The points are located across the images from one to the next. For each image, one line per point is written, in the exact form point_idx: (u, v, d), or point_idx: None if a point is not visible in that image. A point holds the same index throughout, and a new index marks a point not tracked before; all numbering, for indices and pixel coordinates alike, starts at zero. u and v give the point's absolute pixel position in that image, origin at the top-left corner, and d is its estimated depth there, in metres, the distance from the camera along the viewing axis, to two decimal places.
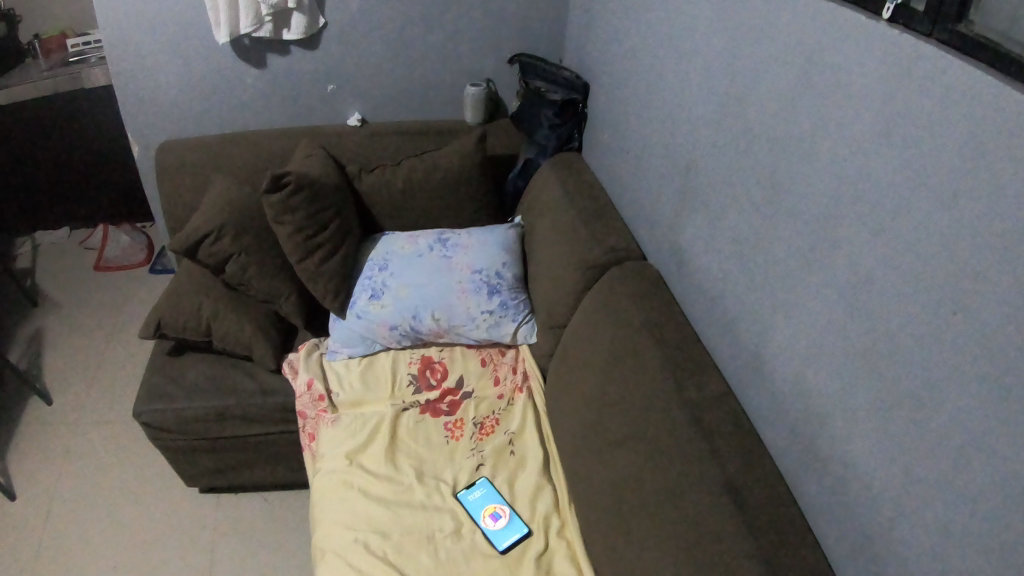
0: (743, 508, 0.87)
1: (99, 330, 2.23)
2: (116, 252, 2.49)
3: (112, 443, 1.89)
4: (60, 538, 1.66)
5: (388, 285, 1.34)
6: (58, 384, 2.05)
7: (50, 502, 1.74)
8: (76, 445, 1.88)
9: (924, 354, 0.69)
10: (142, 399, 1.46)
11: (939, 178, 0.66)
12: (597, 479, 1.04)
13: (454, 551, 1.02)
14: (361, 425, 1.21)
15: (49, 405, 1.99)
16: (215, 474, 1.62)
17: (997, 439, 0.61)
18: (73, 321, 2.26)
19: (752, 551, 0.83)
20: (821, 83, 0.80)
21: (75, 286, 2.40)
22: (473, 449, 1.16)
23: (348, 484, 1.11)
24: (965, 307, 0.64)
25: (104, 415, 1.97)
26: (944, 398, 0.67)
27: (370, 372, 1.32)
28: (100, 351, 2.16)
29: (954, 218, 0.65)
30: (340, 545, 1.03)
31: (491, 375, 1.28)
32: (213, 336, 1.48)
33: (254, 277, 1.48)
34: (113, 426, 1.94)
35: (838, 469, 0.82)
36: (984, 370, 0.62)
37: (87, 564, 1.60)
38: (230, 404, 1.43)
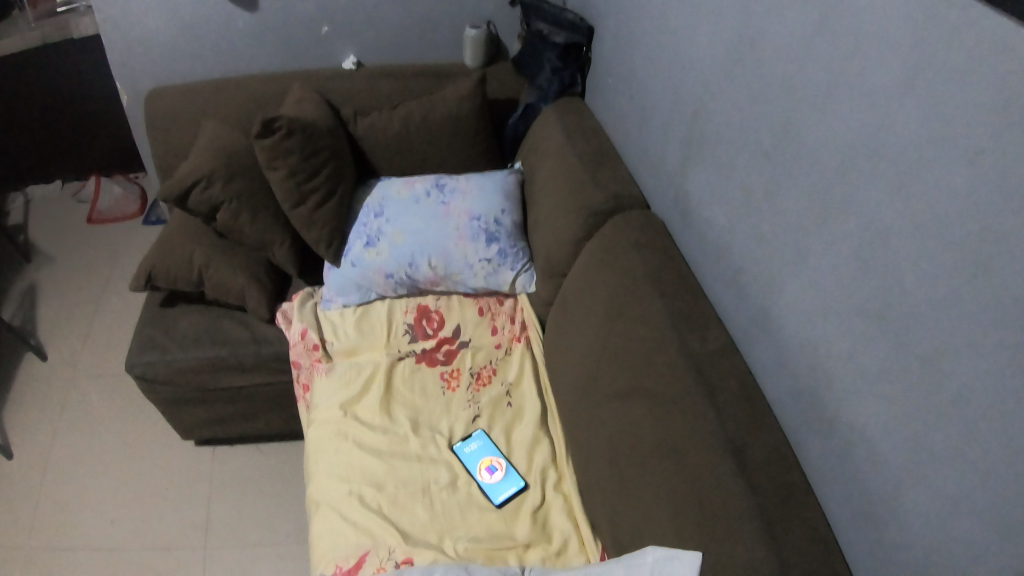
0: (746, 466, 0.84)
1: (94, 283, 2.20)
2: (111, 203, 2.46)
3: (107, 397, 1.86)
4: (56, 496, 1.64)
5: (385, 232, 1.30)
6: (52, 340, 2.02)
7: (44, 459, 1.72)
8: (70, 400, 1.86)
9: (940, 318, 0.65)
10: (134, 351, 1.42)
11: (963, 131, 0.61)
12: (596, 434, 1.01)
13: (450, 504, 0.98)
14: (355, 373, 1.16)
15: (44, 361, 1.96)
16: (212, 425, 1.59)
17: (1013, 411, 0.57)
18: (68, 275, 2.23)
19: (753, 511, 0.80)
20: (841, 23, 0.75)
21: (69, 240, 2.35)
22: (469, 399, 1.12)
23: (342, 434, 1.07)
24: (986, 272, 0.60)
25: (100, 369, 1.94)
26: (959, 364, 0.63)
27: (365, 321, 1.28)
28: (91, 306, 2.13)
29: (977, 176, 0.60)
30: (335, 497, 1.00)
31: (489, 324, 1.23)
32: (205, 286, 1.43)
33: (247, 226, 1.43)
34: (108, 380, 1.91)
35: (844, 431, 0.79)
36: (1003, 339, 0.58)
37: (83, 522, 1.59)
38: (223, 355, 1.40)
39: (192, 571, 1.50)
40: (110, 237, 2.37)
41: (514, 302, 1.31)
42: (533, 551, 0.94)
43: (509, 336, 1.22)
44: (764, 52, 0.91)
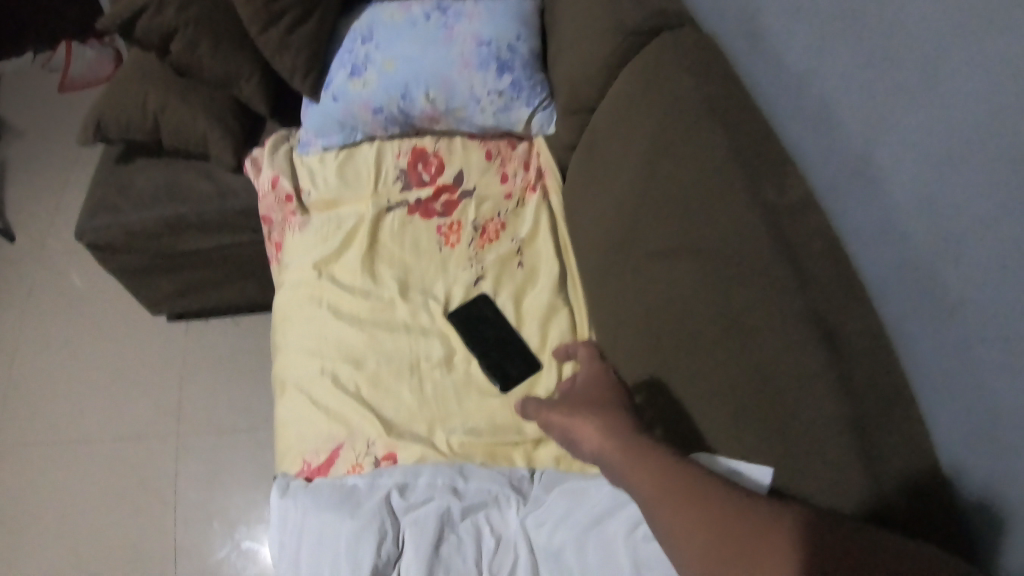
0: (842, 357, 0.58)
1: (67, 152, 1.97)
2: (80, 69, 2.16)
3: (77, 275, 1.66)
4: (16, 386, 1.46)
5: (372, 57, 1.03)
6: (21, 220, 1.80)
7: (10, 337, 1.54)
8: (43, 273, 1.67)
9: None
10: (85, 215, 1.20)
11: None
12: (632, 304, 0.78)
13: (443, 385, 0.77)
14: (334, 228, 0.93)
15: (13, 242, 1.75)
16: (184, 297, 1.37)
17: None
18: (41, 147, 2.00)
19: (850, 423, 0.55)
20: None
21: (42, 109, 2.11)
22: (472, 258, 0.88)
23: (315, 298, 0.85)
24: None
25: (72, 244, 1.73)
26: None
27: (350, 164, 1.04)
28: (61, 178, 1.90)
29: None
30: (304, 374, 0.79)
31: (498, 170, 1.02)
32: (165, 135, 1.20)
33: (208, 56, 1.17)
34: (80, 256, 1.71)
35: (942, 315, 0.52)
36: None
37: (44, 417, 1.40)
38: (184, 212, 1.17)
39: (162, 465, 1.32)
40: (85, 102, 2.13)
41: (528, 148, 1.06)
42: (546, 449, 0.72)
43: (522, 188, 1.00)
44: None
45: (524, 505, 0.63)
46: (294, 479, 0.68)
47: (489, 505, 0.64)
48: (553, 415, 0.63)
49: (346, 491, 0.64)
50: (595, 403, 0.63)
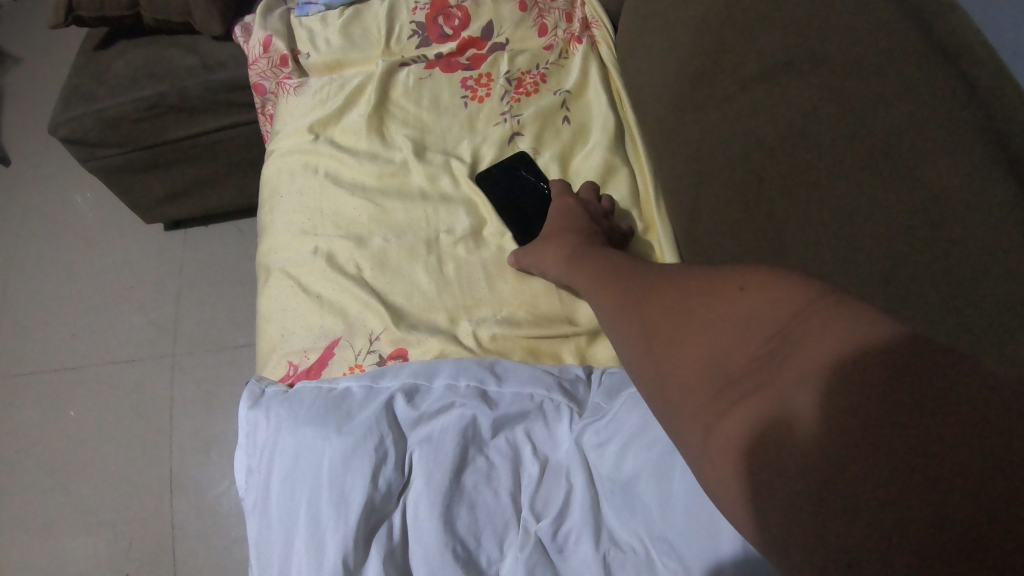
0: None
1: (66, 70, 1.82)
2: None
3: (71, 189, 1.51)
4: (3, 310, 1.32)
5: None
6: (16, 143, 1.65)
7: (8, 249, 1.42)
8: (47, 183, 1.54)
9: None
10: (59, 106, 1.04)
11: None
12: (712, 160, 0.59)
13: (469, 265, 0.59)
14: (336, 88, 0.76)
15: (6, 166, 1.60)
16: (182, 200, 1.22)
17: None
18: (38, 68, 1.85)
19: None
20: None
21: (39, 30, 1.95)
22: (506, 114, 0.70)
23: (309, 167, 0.68)
24: None
25: (65, 159, 1.58)
26: None
27: (356, 22, 0.85)
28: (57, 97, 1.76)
29: None
30: (295, 258, 0.63)
31: (537, 22, 0.82)
32: (145, 9, 1.02)
33: None
34: (73, 171, 1.55)
35: None
36: None
37: (31, 341, 1.26)
38: (165, 92, 1.00)
39: (157, 388, 1.17)
40: None
41: None
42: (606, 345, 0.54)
43: (565, 40, 0.81)
44: None
45: (581, 421, 0.46)
46: (271, 386, 0.51)
47: (530, 417, 0.47)
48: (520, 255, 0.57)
49: (339, 399, 0.47)
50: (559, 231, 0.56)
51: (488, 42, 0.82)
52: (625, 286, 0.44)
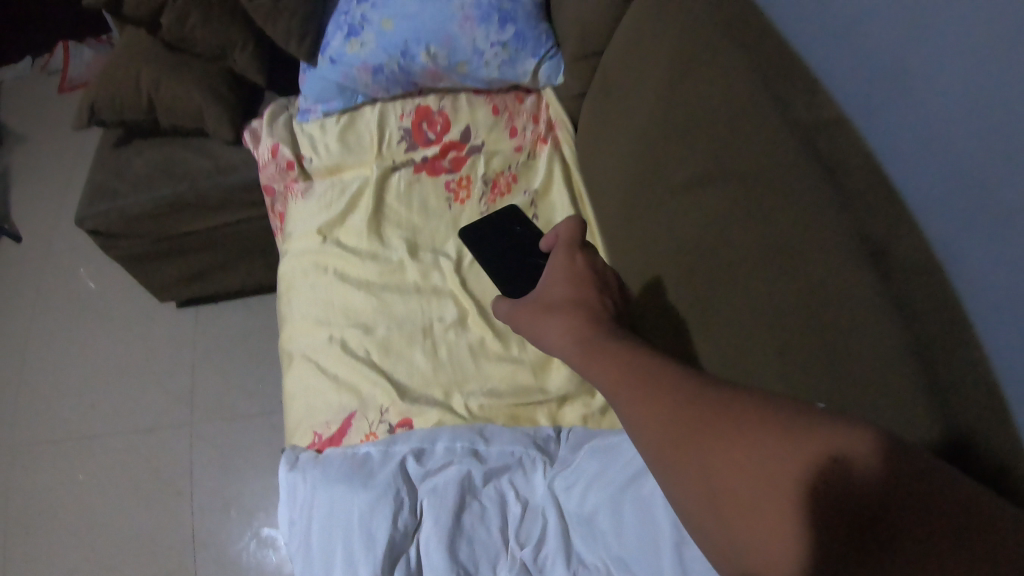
0: (888, 279, 0.50)
1: (76, 151, 1.97)
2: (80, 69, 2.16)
3: (89, 266, 1.63)
4: (26, 382, 1.43)
5: (369, 17, 1.00)
6: (30, 222, 1.78)
7: (21, 327, 1.53)
8: (63, 260, 1.66)
9: None
10: (84, 201, 1.16)
11: None
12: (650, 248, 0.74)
13: (459, 346, 0.72)
14: (338, 194, 0.90)
15: (19, 243, 1.73)
16: (194, 282, 1.34)
17: None
18: (48, 149, 1.99)
19: (904, 348, 0.47)
20: None
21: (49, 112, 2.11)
22: (484, 213, 0.86)
23: (319, 266, 0.81)
24: None
25: (80, 238, 1.70)
26: None
27: (352, 130, 1.00)
28: (66, 179, 1.89)
29: None
30: (311, 345, 0.75)
31: (507, 126, 0.96)
32: (160, 113, 1.16)
33: (197, 29, 1.14)
34: (89, 250, 1.68)
35: (997, 230, 0.43)
36: None
37: (55, 412, 1.37)
38: (183, 192, 1.13)
39: (177, 455, 1.28)
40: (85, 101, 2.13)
41: (536, 100, 1.05)
42: (571, 408, 0.67)
43: (532, 141, 0.95)
44: None
45: (550, 468, 0.59)
46: (303, 452, 0.63)
47: (512, 469, 0.59)
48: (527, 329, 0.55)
49: (360, 462, 0.60)
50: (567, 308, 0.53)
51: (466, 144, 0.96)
52: (624, 372, 0.43)
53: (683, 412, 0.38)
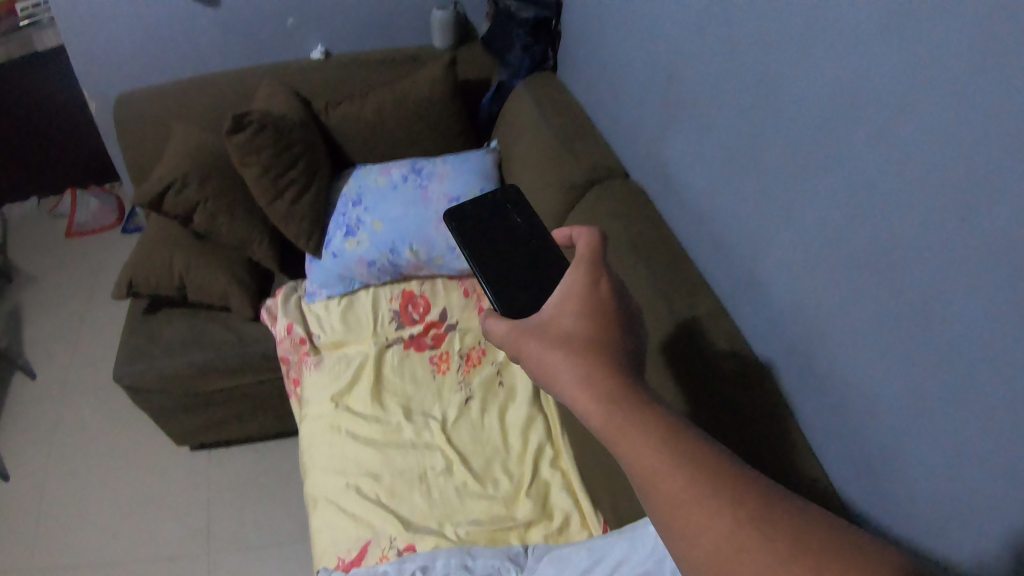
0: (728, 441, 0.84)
1: (82, 297, 2.23)
2: (86, 216, 2.50)
3: (100, 404, 1.86)
4: (54, 511, 1.62)
5: (364, 221, 1.35)
6: (42, 360, 2.01)
7: (36, 476, 1.70)
8: (74, 398, 1.89)
9: (927, 267, 0.62)
10: (120, 361, 1.41)
11: (915, 56, 0.60)
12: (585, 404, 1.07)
13: (448, 488, 1.01)
14: (344, 366, 1.23)
15: (33, 378, 1.96)
16: (208, 429, 1.59)
17: (990, 358, 0.57)
18: (55, 296, 2.25)
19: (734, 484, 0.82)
20: None
21: (52, 256, 2.41)
22: (460, 383, 1.18)
23: (336, 424, 1.11)
24: (952, 207, 0.59)
25: (91, 380, 1.94)
26: (948, 304, 0.61)
27: (351, 311, 1.34)
28: (74, 325, 2.14)
29: (952, 102, 0.57)
30: (333, 491, 1.02)
31: (476, 306, 1.33)
32: (188, 290, 1.46)
33: (224, 226, 1.49)
34: (101, 390, 1.91)
35: (848, 388, 0.76)
36: (989, 288, 0.56)
37: (84, 538, 1.56)
38: (211, 359, 1.41)
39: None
40: (89, 248, 2.45)
41: None
42: (536, 531, 0.96)
43: None
44: None
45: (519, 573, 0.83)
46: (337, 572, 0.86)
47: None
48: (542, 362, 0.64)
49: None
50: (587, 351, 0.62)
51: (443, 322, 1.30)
52: (662, 443, 0.54)
53: (696, 503, 0.50)
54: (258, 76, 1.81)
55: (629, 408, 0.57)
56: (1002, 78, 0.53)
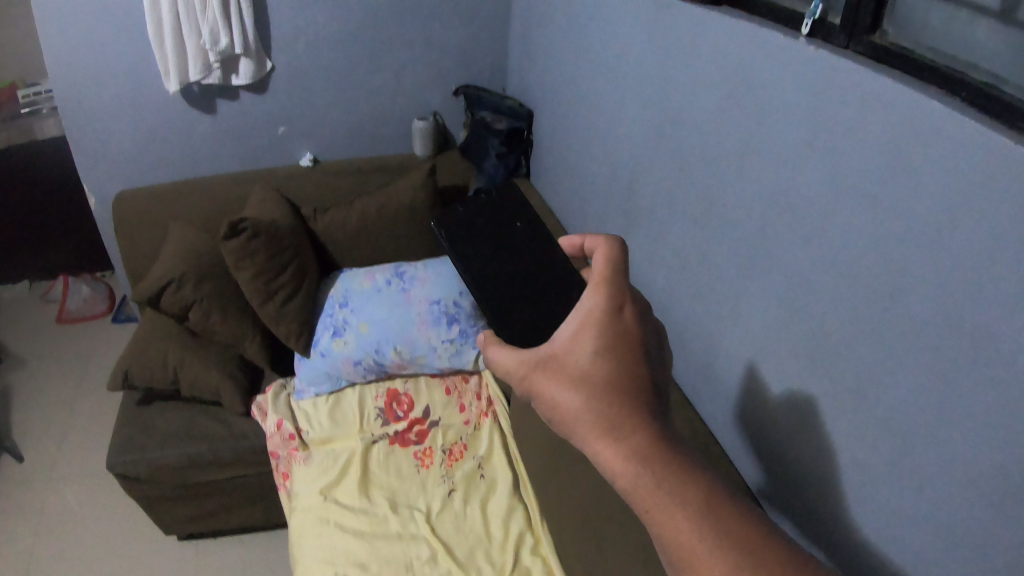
0: None
1: (69, 383, 2.28)
2: (78, 302, 2.56)
3: (85, 493, 1.91)
4: None
5: (350, 323, 1.47)
6: (29, 444, 2.05)
7: (22, 563, 1.73)
8: (59, 486, 1.93)
9: (896, 351, 0.79)
10: (113, 451, 1.47)
11: (871, 180, 0.79)
12: (565, 490, 1.18)
13: None
14: (332, 461, 1.34)
15: (20, 461, 2.00)
16: (194, 521, 1.64)
17: (950, 416, 0.73)
18: (41, 380, 2.30)
19: None
20: (756, 100, 0.97)
21: (40, 343, 2.46)
22: (444, 476, 1.30)
23: (325, 517, 1.22)
24: (901, 293, 0.77)
25: (77, 468, 1.99)
26: (908, 380, 0.78)
27: (338, 409, 1.44)
28: (61, 410, 2.19)
29: (902, 221, 0.75)
30: None
31: (457, 403, 1.44)
32: (181, 384, 1.54)
33: (218, 325, 1.58)
34: (85, 478, 1.96)
35: (845, 463, 0.91)
36: (941, 365, 0.73)
37: None
38: (203, 451, 1.48)
39: None
40: (78, 336, 2.50)
41: (478, 380, 1.51)
42: None
43: (477, 414, 1.43)
44: (687, 129, 1.16)
45: None
46: None
47: None
48: (561, 411, 0.69)
49: None
50: (606, 409, 0.66)
51: (427, 418, 1.42)
52: (660, 487, 0.62)
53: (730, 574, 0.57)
54: (250, 181, 1.93)
55: (634, 447, 0.64)
56: (940, 196, 0.70)
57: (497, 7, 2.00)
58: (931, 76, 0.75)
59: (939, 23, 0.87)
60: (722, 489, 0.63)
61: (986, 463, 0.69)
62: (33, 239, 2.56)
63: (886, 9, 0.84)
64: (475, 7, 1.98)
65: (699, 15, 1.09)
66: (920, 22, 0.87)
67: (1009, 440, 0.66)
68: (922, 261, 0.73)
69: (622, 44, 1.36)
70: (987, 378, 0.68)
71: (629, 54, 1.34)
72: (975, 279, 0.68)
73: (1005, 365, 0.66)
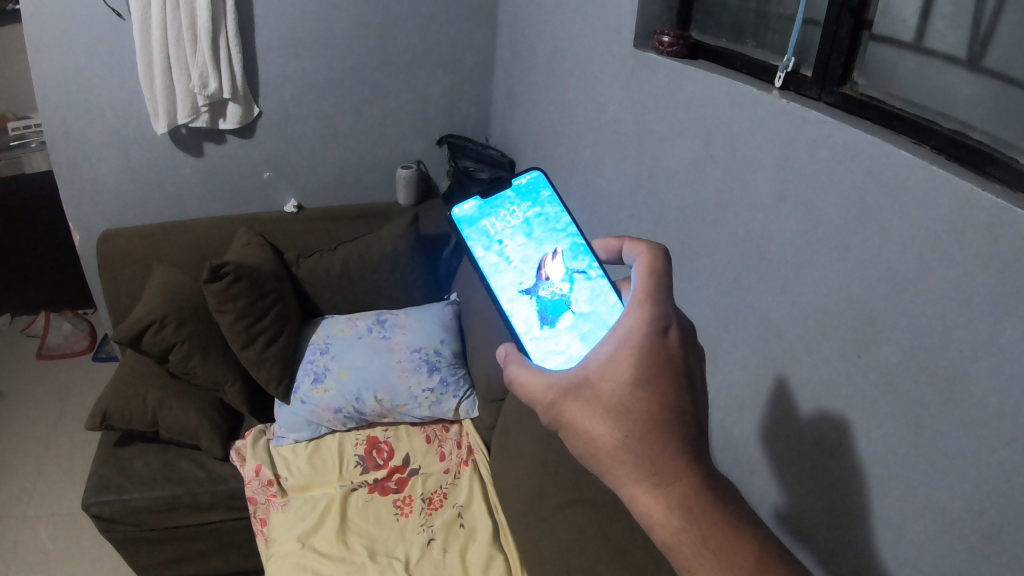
0: None
1: (46, 420, 2.26)
2: (58, 338, 2.53)
3: (60, 533, 1.89)
4: None
5: (331, 369, 1.52)
6: (3, 482, 2.03)
7: None
8: (33, 526, 1.91)
9: (862, 409, 0.80)
10: (89, 492, 1.46)
11: (839, 238, 0.81)
12: (542, 537, 1.18)
13: None
14: (310, 507, 1.34)
15: None
16: (170, 567, 1.61)
17: (912, 474, 0.74)
18: (17, 415, 2.28)
19: None
20: (727, 159, 1.00)
21: (19, 375, 2.44)
22: (423, 524, 1.31)
23: (303, 565, 1.22)
24: (866, 349, 0.78)
25: (52, 507, 1.96)
26: (872, 439, 0.79)
27: (317, 454, 1.46)
28: (37, 446, 2.16)
29: (868, 280, 0.77)
30: None
31: (437, 451, 1.45)
32: (160, 426, 1.53)
33: (198, 369, 1.58)
34: (61, 517, 1.93)
35: (804, 520, 0.92)
36: (904, 424, 0.74)
37: None
38: (181, 493, 1.47)
39: None
40: (59, 373, 2.46)
41: (459, 428, 1.52)
42: None
43: (458, 462, 1.44)
44: (664, 185, 1.18)
45: None
46: None
47: None
48: (598, 450, 0.63)
49: None
50: (650, 451, 0.60)
51: (407, 467, 1.43)
52: (707, 546, 0.57)
53: None
54: (235, 225, 1.95)
55: (678, 497, 0.59)
56: (905, 254, 0.72)
57: (481, 56, 2.04)
58: (901, 124, 0.78)
59: (907, 74, 0.88)
60: (768, 546, 0.58)
61: (955, 507, 0.69)
62: (16, 271, 2.56)
63: (856, 61, 0.88)
64: (460, 56, 2.01)
65: (675, 73, 1.12)
66: (890, 73, 0.89)
67: (972, 495, 0.67)
68: (890, 308, 0.75)
69: (601, 99, 1.39)
70: (949, 420, 0.69)
71: (607, 110, 1.37)
72: (943, 325, 0.68)
73: (968, 403, 0.66)
